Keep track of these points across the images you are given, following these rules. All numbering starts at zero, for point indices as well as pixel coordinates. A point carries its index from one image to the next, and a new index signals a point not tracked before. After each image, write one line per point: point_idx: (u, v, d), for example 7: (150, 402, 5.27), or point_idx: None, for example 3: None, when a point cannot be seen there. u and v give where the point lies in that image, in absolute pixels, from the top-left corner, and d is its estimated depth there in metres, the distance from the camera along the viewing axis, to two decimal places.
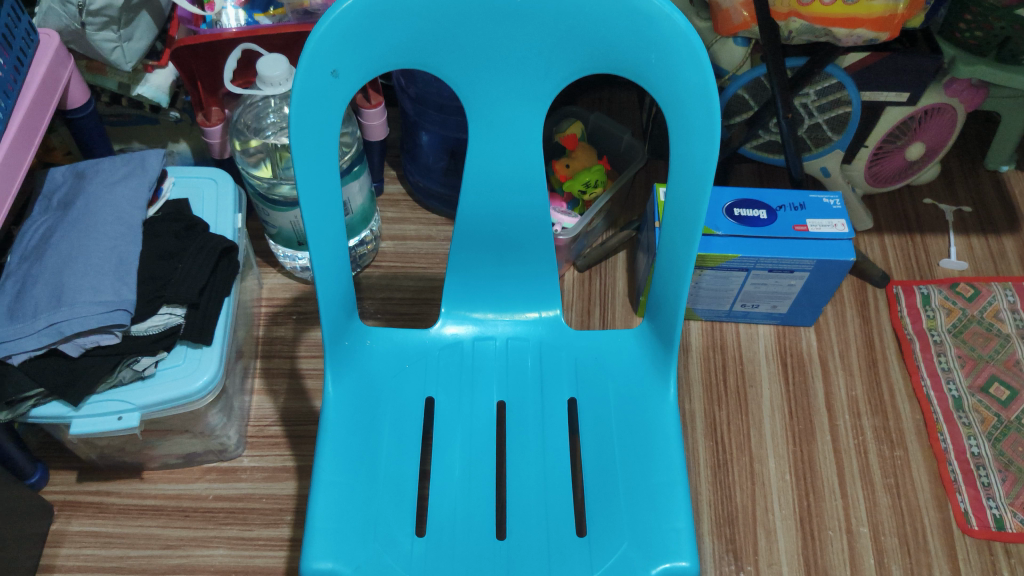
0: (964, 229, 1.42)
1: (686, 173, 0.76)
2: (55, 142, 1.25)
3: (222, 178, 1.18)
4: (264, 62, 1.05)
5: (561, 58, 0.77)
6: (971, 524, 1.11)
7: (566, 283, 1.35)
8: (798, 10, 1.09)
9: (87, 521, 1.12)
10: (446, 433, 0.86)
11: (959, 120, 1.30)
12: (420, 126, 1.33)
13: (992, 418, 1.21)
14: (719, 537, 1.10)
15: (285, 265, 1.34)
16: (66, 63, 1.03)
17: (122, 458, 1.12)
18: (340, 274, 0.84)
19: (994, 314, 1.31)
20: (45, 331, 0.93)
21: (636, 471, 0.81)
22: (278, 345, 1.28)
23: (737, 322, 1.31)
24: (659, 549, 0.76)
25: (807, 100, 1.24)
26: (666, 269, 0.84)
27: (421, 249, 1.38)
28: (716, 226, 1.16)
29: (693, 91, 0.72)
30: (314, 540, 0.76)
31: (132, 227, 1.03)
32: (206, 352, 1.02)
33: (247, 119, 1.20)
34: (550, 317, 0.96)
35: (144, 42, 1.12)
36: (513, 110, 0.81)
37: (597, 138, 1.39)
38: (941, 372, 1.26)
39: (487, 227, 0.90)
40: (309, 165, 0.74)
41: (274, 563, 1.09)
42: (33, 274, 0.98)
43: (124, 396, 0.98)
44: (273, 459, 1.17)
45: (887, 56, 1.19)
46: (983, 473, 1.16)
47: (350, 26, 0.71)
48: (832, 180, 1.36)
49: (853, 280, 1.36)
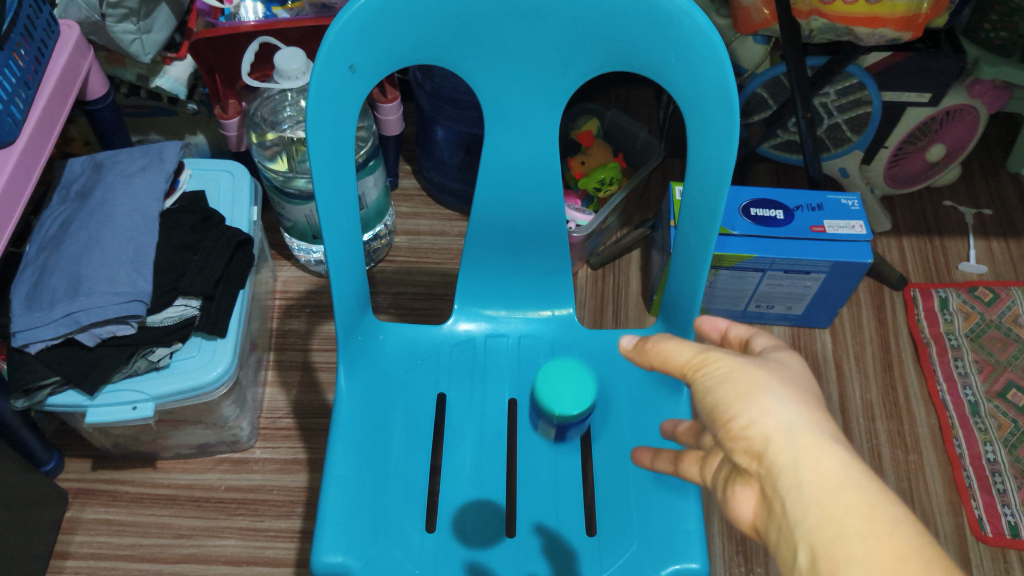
0: (984, 233, 1.40)
1: (703, 173, 0.76)
2: (75, 132, 1.26)
3: (238, 170, 1.18)
4: (283, 55, 1.05)
5: (579, 55, 0.76)
6: (985, 531, 1.10)
7: (580, 280, 1.34)
8: (819, 9, 1.07)
9: (101, 509, 1.13)
10: (457, 429, 0.86)
11: (982, 121, 1.28)
12: (436, 121, 1.33)
13: (1009, 425, 1.20)
14: (729, 539, 1.10)
15: (300, 257, 1.34)
16: (87, 54, 1.03)
17: (136, 447, 1.13)
18: (353, 269, 0.84)
19: (1013, 318, 1.30)
20: (62, 320, 0.94)
21: (647, 468, 0.81)
22: (291, 338, 1.29)
23: (751, 322, 1.30)
24: (670, 550, 0.76)
25: (826, 100, 1.24)
26: (680, 269, 0.84)
27: (435, 244, 1.38)
28: (733, 226, 1.15)
29: (712, 91, 0.72)
30: (324, 533, 0.76)
31: (149, 218, 1.04)
32: (220, 344, 1.03)
33: (264, 111, 1.19)
34: (563, 315, 0.96)
35: (164, 34, 1.12)
36: (529, 107, 0.80)
37: (613, 135, 1.38)
38: (958, 376, 1.24)
39: (501, 225, 0.90)
40: (325, 160, 0.74)
41: (285, 555, 1.09)
42: (51, 263, 0.99)
43: (139, 386, 0.99)
44: (285, 451, 1.18)
45: (910, 57, 1.17)
46: (999, 479, 1.15)
47: (368, 22, 0.71)
48: (850, 181, 1.35)
49: (870, 281, 1.35)
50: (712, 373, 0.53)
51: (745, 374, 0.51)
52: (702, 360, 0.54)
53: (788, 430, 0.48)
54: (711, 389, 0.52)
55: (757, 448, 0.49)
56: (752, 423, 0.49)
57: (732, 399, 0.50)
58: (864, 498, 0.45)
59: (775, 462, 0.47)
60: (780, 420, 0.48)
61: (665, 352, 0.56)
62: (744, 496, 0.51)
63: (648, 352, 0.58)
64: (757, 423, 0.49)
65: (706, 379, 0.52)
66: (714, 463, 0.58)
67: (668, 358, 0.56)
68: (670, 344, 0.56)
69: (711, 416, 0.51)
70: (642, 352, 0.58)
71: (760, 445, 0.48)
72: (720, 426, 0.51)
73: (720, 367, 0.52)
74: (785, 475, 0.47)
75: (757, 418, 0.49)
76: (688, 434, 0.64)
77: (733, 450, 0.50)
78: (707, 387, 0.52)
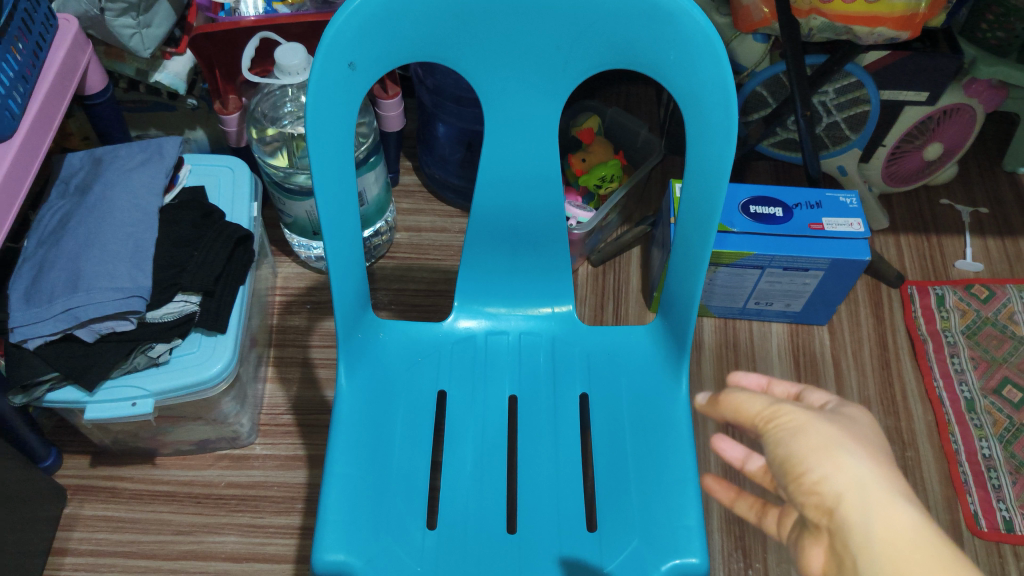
0: (980, 231, 1.41)
1: (703, 170, 0.76)
2: (73, 127, 1.25)
3: (238, 166, 1.18)
4: (283, 51, 1.05)
5: (580, 53, 0.76)
6: (980, 526, 1.11)
7: (579, 278, 1.35)
8: (818, 7, 1.07)
9: (100, 505, 1.12)
10: (458, 426, 0.87)
11: (978, 120, 1.29)
12: (437, 117, 1.33)
13: (1004, 421, 1.21)
14: (728, 535, 1.10)
15: (300, 254, 1.34)
16: (85, 49, 1.03)
17: (136, 443, 1.13)
18: (353, 266, 0.84)
19: (1008, 316, 1.31)
20: (61, 316, 0.94)
21: (646, 465, 0.82)
22: (291, 334, 1.29)
23: (750, 319, 1.31)
24: (670, 545, 0.76)
25: (825, 98, 1.24)
26: (679, 266, 0.84)
27: (435, 241, 1.38)
28: (731, 222, 1.16)
29: (711, 89, 0.72)
30: (325, 531, 0.76)
31: (148, 213, 1.03)
32: (221, 340, 1.03)
33: (265, 107, 1.19)
34: (563, 312, 0.96)
35: (163, 29, 1.11)
36: (530, 105, 0.80)
37: (613, 132, 1.38)
38: (954, 373, 1.25)
39: (502, 222, 0.90)
40: (325, 158, 0.74)
41: (285, 551, 1.09)
42: (50, 258, 0.99)
43: (138, 382, 0.99)
44: (285, 447, 1.18)
45: (907, 56, 1.18)
46: (994, 475, 1.16)
47: (369, 18, 0.71)
48: (848, 179, 1.36)
49: (867, 279, 1.36)
50: (784, 426, 0.55)
51: (815, 428, 0.54)
52: (773, 412, 0.57)
53: (862, 486, 0.50)
54: (783, 442, 0.54)
55: (827, 506, 0.50)
56: (823, 479, 0.51)
57: (805, 453, 0.53)
58: (934, 556, 0.45)
59: (845, 520, 0.49)
60: (852, 477, 0.50)
61: (737, 404, 0.59)
62: (814, 554, 0.52)
63: (719, 403, 0.61)
64: (828, 479, 0.51)
65: (777, 432, 0.55)
66: (786, 519, 0.58)
67: (741, 410, 0.59)
68: (741, 396, 0.59)
69: (782, 471, 0.54)
70: (713, 403, 0.61)
71: (831, 502, 0.50)
72: (792, 480, 0.53)
73: (791, 420, 0.55)
74: (856, 532, 0.48)
75: (829, 474, 0.51)
76: (761, 475, 0.60)
77: (804, 504, 0.52)
78: (777, 440, 0.55)
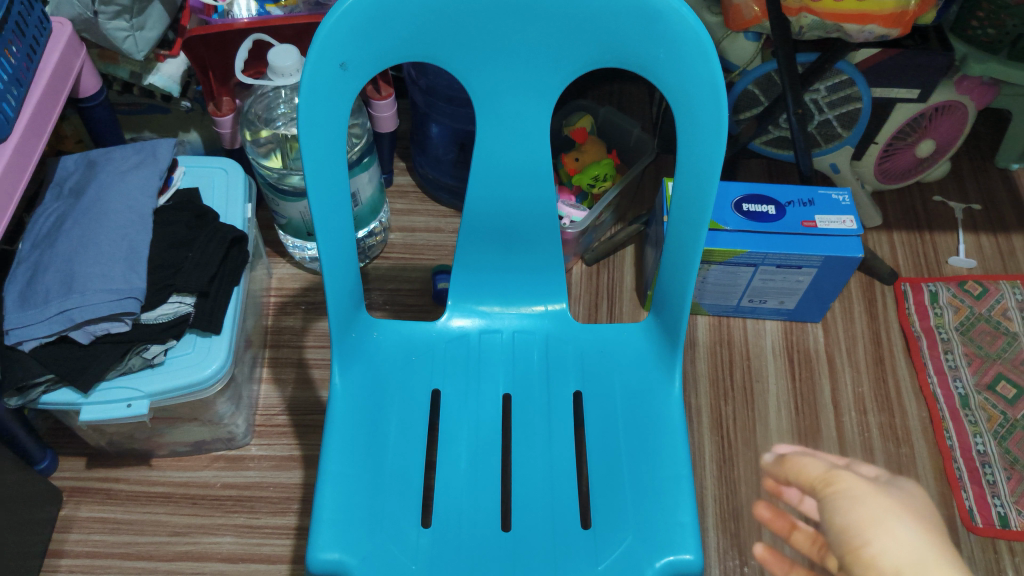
0: (973, 227, 1.42)
1: (693, 167, 0.77)
2: (68, 130, 1.26)
3: (232, 167, 1.19)
4: (276, 53, 1.05)
5: (570, 52, 0.77)
6: (975, 522, 1.11)
7: (574, 277, 1.35)
8: (809, 5, 1.07)
9: (96, 507, 1.13)
10: (452, 424, 0.87)
11: (969, 117, 1.30)
12: (430, 118, 1.34)
13: (998, 417, 1.21)
14: (723, 532, 1.11)
15: (295, 255, 1.34)
16: (79, 52, 1.03)
17: (131, 445, 1.13)
18: (346, 265, 0.84)
19: (1002, 312, 1.31)
20: (56, 318, 0.94)
21: (639, 462, 0.82)
22: (286, 335, 1.29)
23: (744, 317, 1.31)
24: (664, 542, 0.76)
25: (817, 96, 1.25)
26: (671, 263, 0.84)
27: (430, 241, 1.38)
28: (724, 221, 1.17)
29: (701, 86, 0.72)
30: (320, 530, 0.76)
31: (143, 215, 1.04)
32: (215, 340, 1.03)
33: (259, 109, 1.20)
34: (556, 310, 0.97)
35: (157, 31, 1.12)
36: (521, 103, 0.81)
37: (606, 132, 1.39)
38: (948, 369, 1.26)
39: (493, 220, 0.91)
40: (317, 158, 0.74)
41: (281, 552, 1.09)
42: (44, 261, 0.99)
43: (133, 383, 0.99)
44: (280, 448, 1.18)
45: (897, 54, 1.18)
46: (989, 470, 1.16)
47: (359, 19, 0.72)
48: (841, 177, 1.36)
49: (861, 276, 1.36)
50: (843, 491, 0.55)
51: (872, 500, 0.53)
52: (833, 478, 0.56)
53: (919, 561, 0.48)
54: (840, 509, 0.53)
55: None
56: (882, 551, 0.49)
57: (865, 525, 0.51)
58: None
59: None
60: (910, 552, 0.49)
61: (800, 466, 0.59)
62: None
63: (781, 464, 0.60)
64: (886, 552, 0.49)
65: (834, 497, 0.55)
66: None
67: (802, 471, 0.58)
68: (805, 458, 0.59)
69: (838, 540, 0.52)
70: (777, 463, 0.60)
71: None
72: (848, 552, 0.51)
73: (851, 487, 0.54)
74: None
75: (888, 546, 0.50)
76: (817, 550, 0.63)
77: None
78: (836, 505, 0.54)
